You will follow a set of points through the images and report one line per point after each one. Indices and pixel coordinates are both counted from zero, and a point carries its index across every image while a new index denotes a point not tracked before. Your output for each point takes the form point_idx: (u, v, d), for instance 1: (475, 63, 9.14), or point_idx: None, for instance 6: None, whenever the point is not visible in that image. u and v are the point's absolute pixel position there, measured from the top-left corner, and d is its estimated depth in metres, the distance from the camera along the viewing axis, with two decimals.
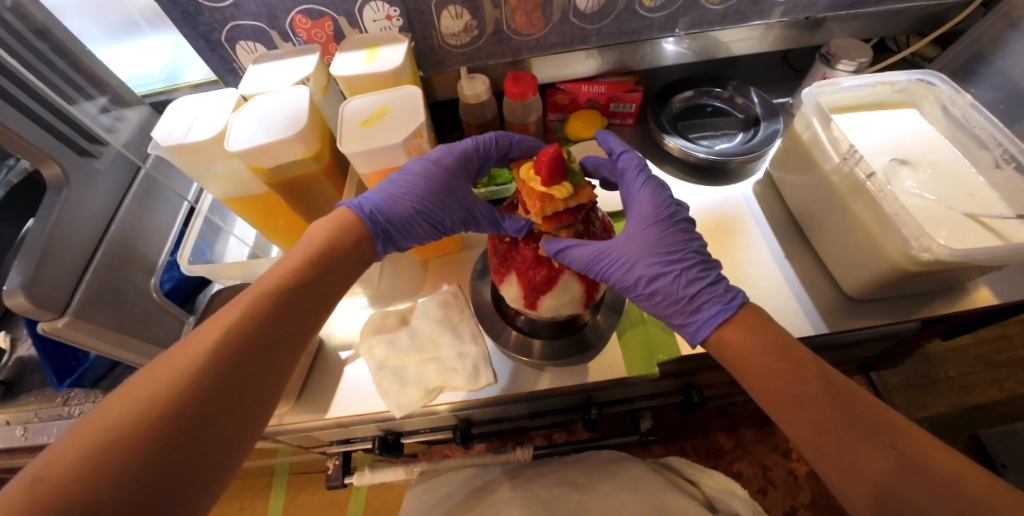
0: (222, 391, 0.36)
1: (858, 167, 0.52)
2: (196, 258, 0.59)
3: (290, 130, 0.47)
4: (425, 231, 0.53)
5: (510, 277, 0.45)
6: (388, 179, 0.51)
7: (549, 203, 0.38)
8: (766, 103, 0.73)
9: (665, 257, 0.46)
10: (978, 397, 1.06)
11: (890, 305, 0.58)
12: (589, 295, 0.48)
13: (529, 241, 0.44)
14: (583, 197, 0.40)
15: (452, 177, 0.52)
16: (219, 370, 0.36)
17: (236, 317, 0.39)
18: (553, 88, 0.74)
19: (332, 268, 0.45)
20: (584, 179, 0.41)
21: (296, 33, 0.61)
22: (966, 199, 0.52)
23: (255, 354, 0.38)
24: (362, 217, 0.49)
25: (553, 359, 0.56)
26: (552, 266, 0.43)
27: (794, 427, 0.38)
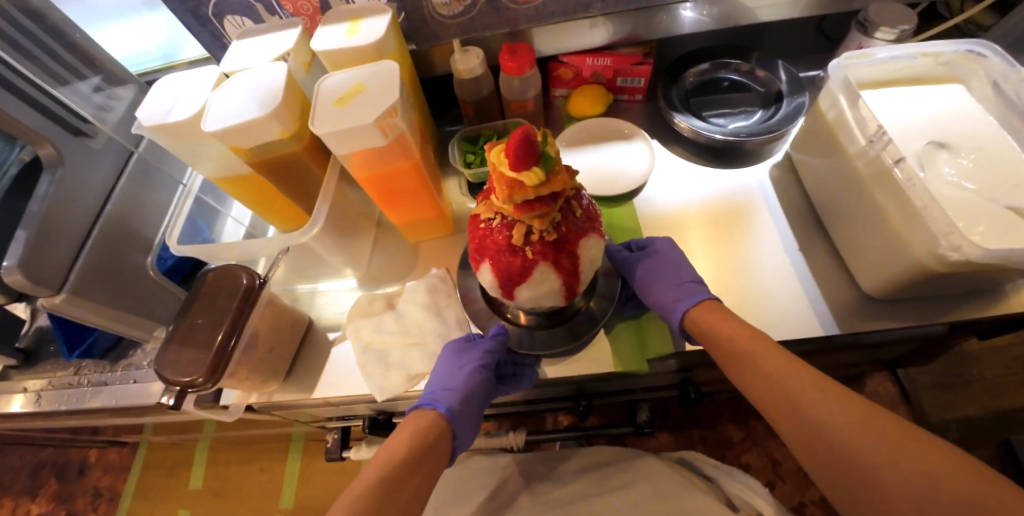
0: (404, 481, 0.41)
1: (885, 152, 0.46)
2: (187, 238, 0.59)
3: (263, 108, 0.46)
4: (479, 396, 0.52)
5: (484, 265, 0.43)
6: (431, 379, 0.52)
7: (519, 190, 0.36)
8: (792, 78, 0.65)
9: (682, 260, 0.55)
10: (1015, 400, 0.98)
11: (913, 306, 0.52)
12: (570, 287, 0.44)
13: (500, 229, 0.41)
14: (556, 184, 0.37)
15: (462, 349, 0.53)
16: (399, 481, 0.40)
17: (407, 435, 0.45)
18: (555, 61, 0.69)
19: (432, 442, 0.46)
20: (560, 164, 0.38)
21: (281, 6, 0.58)
22: (1012, 190, 0.45)
23: (419, 452, 0.44)
24: (428, 410, 0.48)
25: (533, 348, 0.54)
26: (526, 256, 0.40)
27: (784, 419, 0.39)
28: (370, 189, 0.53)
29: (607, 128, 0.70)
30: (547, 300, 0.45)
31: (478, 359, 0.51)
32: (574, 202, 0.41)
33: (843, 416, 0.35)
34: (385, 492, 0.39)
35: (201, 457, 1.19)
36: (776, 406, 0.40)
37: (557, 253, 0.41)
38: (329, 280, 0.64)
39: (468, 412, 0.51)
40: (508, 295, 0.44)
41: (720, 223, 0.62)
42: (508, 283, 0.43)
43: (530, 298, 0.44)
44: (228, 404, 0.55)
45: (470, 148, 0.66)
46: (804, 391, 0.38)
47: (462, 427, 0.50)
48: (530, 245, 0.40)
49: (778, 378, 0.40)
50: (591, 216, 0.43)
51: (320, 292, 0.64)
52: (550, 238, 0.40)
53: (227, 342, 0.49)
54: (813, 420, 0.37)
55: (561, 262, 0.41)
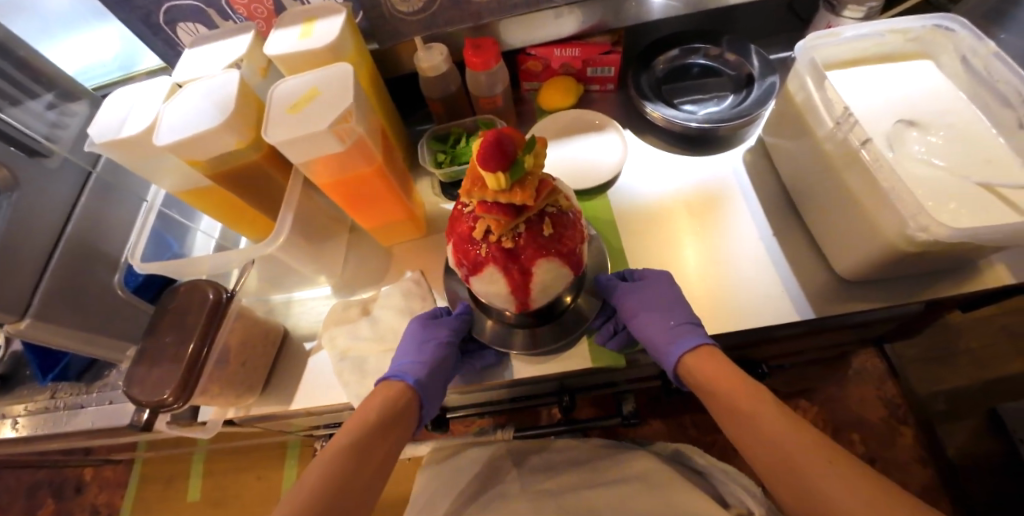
0: (367, 448, 0.43)
1: (852, 134, 0.45)
2: (158, 254, 0.58)
3: (216, 119, 0.45)
4: (445, 369, 0.53)
5: (450, 242, 0.44)
6: (399, 354, 0.54)
7: (478, 189, 0.37)
8: (764, 61, 0.64)
9: (670, 293, 0.53)
10: (998, 370, 1.00)
11: (889, 288, 0.52)
12: (522, 294, 0.44)
13: (467, 219, 0.42)
14: (516, 197, 0.35)
15: (428, 322, 0.55)
16: (361, 447, 0.43)
17: (374, 407, 0.47)
18: (523, 53, 0.68)
19: (399, 411, 0.48)
20: (530, 176, 0.36)
21: (234, 10, 0.56)
22: (981, 166, 0.45)
23: (384, 422, 0.46)
24: (396, 381, 0.50)
25: (510, 347, 0.54)
26: (480, 252, 0.41)
27: (770, 468, 0.39)
28: (333, 194, 0.52)
29: (578, 120, 0.69)
30: (497, 300, 0.45)
31: (443, 334, 0.53)
32: (548, 219, 0.40)
33: (814, 459, 0.36)
34: (357, 453, 0.43)
35: (197, 469, 1.19)
36: (769, 456, 0.39)
37: (510, 261, 0.41)
38: (304, 289, 0.63)
39: (436, 385, 0.52)
40: (463, 277, 0.46)
41: (717, 257, 0.58)
42: (463, 267, 0.44)
43: (482, 291, 0.45)
44: (206, 420, 0.55)
45: (440, 147, 0.64)
46: (794, 443, 0.38)
47: (429, 398, 0.51)
48: (485, 242, 0.40)
49: (759, 421, 0.40)
50: (565, 237, 0.42)
51: (296, 301, 0.63)
52: (506, 245, 0.40)
53: (197, 355, 0.49)
54: (786, 463, 0.37)
55: (512, 270, 0.41)
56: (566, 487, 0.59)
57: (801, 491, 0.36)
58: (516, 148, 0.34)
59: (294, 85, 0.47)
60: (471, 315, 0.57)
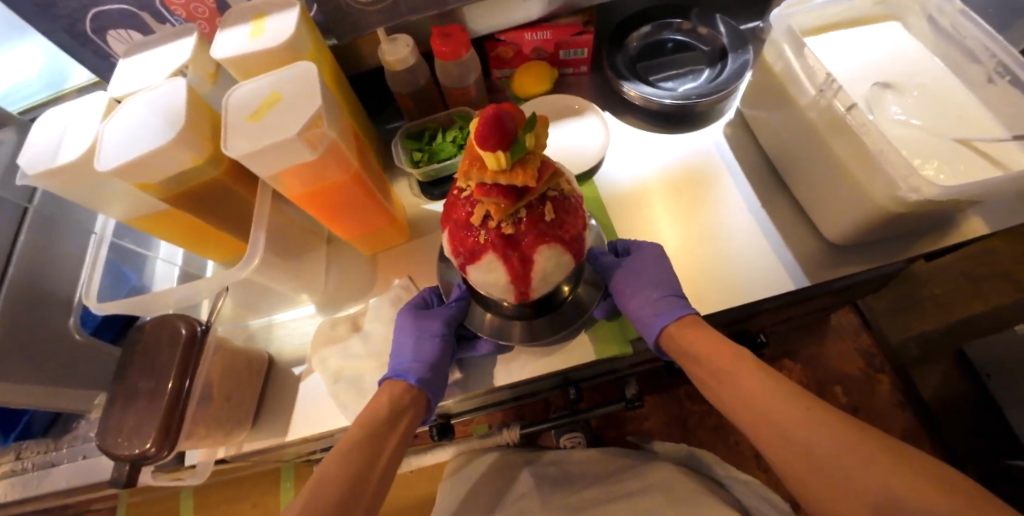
0: (369, 451, 0.42)
1: (837, 99, 0.45)
2: (115, 291, 0.53)
3: (167, 135, 0.40)
4: (446, 360, 0.51)
5: (445, 227, 0.43)
6: (397, 349, 0.51)
7: (477, 170, 0.35)
8: (734, 32, 0.64)
9: (665, 269, 0.52)
10: (962, 312, 1.06)
11: (876, 251, 0.53)
12: (522, 286, 0.42)
13: (464, 204, 0.40)
14: (517, 178, 0.34)
15: (420, 313, 0.53)
16: (362, 451, 0.42)
17: (375, 407, 0.45)
18: (493, 40, 0.65)
19: (405, 408, 0.47)
20: (532, 157, 0.35)
21: (171, 11, 0.50)
22: (955, 123, 0.46)
23: (386, 424, 0.44)
24: (399, 380, 0.48)
25: (503, 340, 0.52)
26: (478, 239, 0.39)
27: (769, 443, 0.38)
28: (306, 205, 0.49)
29: (555, 105, 0.67)
30: (497, 294, 0.43)
31: (441, 325, 0.51)
32: (550, 204, 0.38)
33: (820, 431, 0.35)
34: (366, 453, 0.42)
35: (186, 507, 1.12)
36: (765, 441, 0.39)
37: (509, 248, 0.39)
38: (285, 310, 0.59)
39: (440, 379, 0.50)
40: (460, 268, 0.44)
41: (703, 234, 0.58)
42: (459, 256, 0.42)
43: (480, 283, 0.43)
44: (195, 463, 0.51)
45: (415, 145, 0.60)
46: (795, 414, 0.37)
47: (437, 392, 0.49)
48: (485, 229, 0.39)
49: (759, 395, 0.39)
50: (567, 224, 0.40)
51: (277, 324, 0.59)
52: (505, 232, 0.38)
53: (178, 393, 0.45)
54: (792, 436, 0.36)
55: (512, 259, 0.39)
56: (590, 499, 0.58)
57: (808, 463, 0.35)
58: (516, 125, 0.33)
59: (258, 85, 0.43)
60: (466, 303, 0.55)
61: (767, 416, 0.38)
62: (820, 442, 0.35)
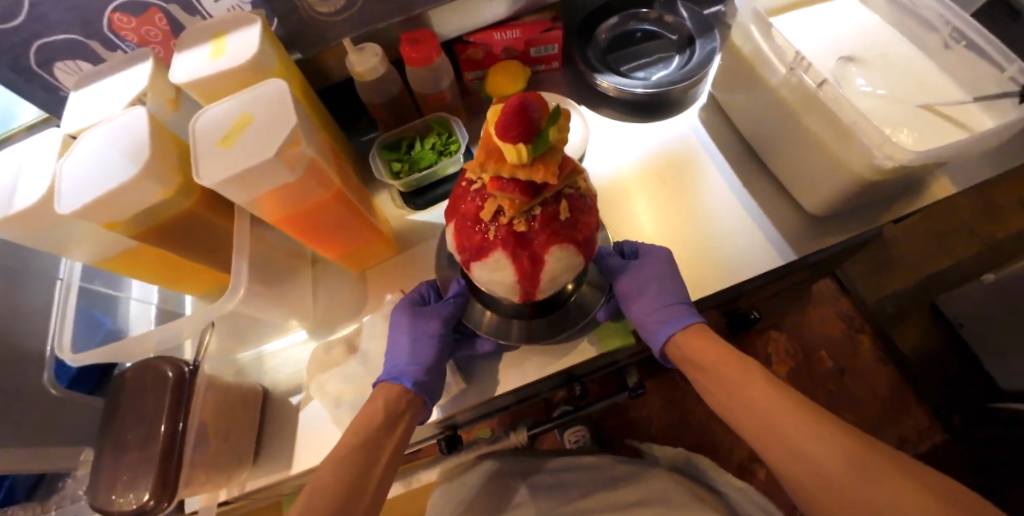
0: (366, 456, 0.43)
1: (808, 76, 0.46)
2: (88, 340, 0.49)
3: (130, 168, 0.38)
4: (442, 359, 0.51)
5: (452, 222, 0.42)
6: (393, 350, 0.50)
7: (496, 162, 0.34)
8: (698, 18, 0.65)
9: (670, 275, 0.51)
10: (930, 267, 1.11)
11: (855, 221, 0.55)
12: (529, 285, 0.41)
13: (475, 197, 0.40)
14: (538, 173, 0.33)
15: (415, 310, 0.52)
16: (356, 454, 0.42)
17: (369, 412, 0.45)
18: (461, 42, 0.64)
19: (401, 412, 0.46)
20: (554, 152, 0.34)
21: (121, 37, 0.49)
22: (918, 90, 0.49)
23: (382, 429, 0.44)
24: (394, 384, 0.47)
25: (503, 338, 0.51)
26: (488, 235, 0.38)
27: (768, 448, 0.39)
28: (289, 229, 0.47)
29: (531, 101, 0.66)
30: (500, 292, 0.43)
31: (437, 325, 0.50)
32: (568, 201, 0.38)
33: (815, 438, 0.36)
34: (364, 451, 0.43)
35: None
36: (764, 445, 0.40)
37: (520, 247, 0.38)
38: (274, 339, 0.57)
39: (437, 379, 0.50)
40: (463, 264, 0.43)
41: (686, 222, 0.59)
42: (464, 252, 0.41)
43: (484, 281, 0.42)
44: (197, 509, 0.49)
45: (393, 156, 0.59)
46: (793, 421, 0.38)
47: (433, 391, 0.49)
48: (496, 225, 0.38)
49: (758, 402, 0.41)
50: (582, 221, 0.39)
51: (267, 355, 0.57)
52: (518, 229, 0.37)
53: (174, 434, 0.43)
54: (789, 441, 0.38)
55: (523, 258, 0.39)
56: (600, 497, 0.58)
57: (804, 468, 0.36)
58: (540, 117, 0.32)
59: (231, 104, 0.41)
60: (463, 299, 0.54)
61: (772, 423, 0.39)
62: (817, 449, 0.36)
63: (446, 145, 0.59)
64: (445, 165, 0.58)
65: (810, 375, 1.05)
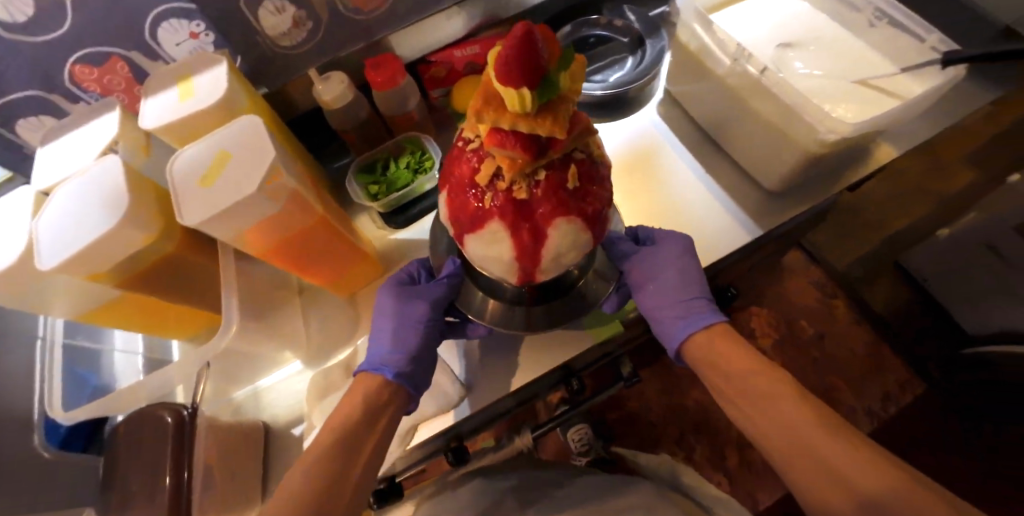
0: (347, 448, 0.42)
1: (750, 64, 0.49)
2: (78, 396, 0.48)
3: (113, 217, 0.38)
4: (430, 345, 0.52)
5: (449, 190, 0.43)
6: (380, 336, 0.52)
7: (497, 112, 0.33)
8: (645, 20, 0.69)
9: (687, 268, 0.54)
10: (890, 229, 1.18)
11: (810, 194, 0.59)
12: (528, 260, 0.42)
13: (471, 159, 0.40)
14: (541, 126, 0.33)
15: (402, 294, 0.53)
16: (339, 446, 0.42)
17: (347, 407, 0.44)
18: (423, 62, 0.66)
19: (382, 408, 0.47)
20: (556, 105, 0.34)
21: (84, 88, 0.49)
22: (854, 66, 0.53)
23: (363, 424, 0.44)
24: (376, 374, 0.48)
25: (503, 326, 0.51)
26: (486, 201, 0.39)
27: (773, 440, 0.41)
28: (276, 260, 0.48)
29: None
30: (496, 267, 0.43)
31: (423, 310, 0.51)
32: (575, 169, 0.39)
33: (821, 433, 0.38)
34: (343, 451, 0.42)
35: None
36: (771, 438, 0.41)
37: (520, 218, 0.39)
38: (268, 375, 0.56)
39: (423, 366, 0.51)
40: (460, 237, 0.44)
41: (660, 211, 0.62)
42: (462, 223, 0.42)
43: (477, 255, 0.43)
44: None
45: (369, 179, 0.60)
46: (801, 417, 0.40)
47: (419, 378, 0.50)
48: (494, 191, 0.39)
49: (768, 397, 0.42)
50: (587, 194, 0.41)
51: (263, 391, 0.56)
52: (518, 196, 0.38)
53: (180, 485, 0.43)
54: (796, 435, 0.39)
55: (522, 230, 0.40)
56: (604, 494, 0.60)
57: (809, 459, 0.38)
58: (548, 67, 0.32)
59: (204, 145, 0.42)
60: (455, 281, 0.54)
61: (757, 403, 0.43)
62: (822, 442, 0.38)
63: (420, 163, 0.61)
64: (423, 183, 0.60)
65: (791, 341, 1.15)
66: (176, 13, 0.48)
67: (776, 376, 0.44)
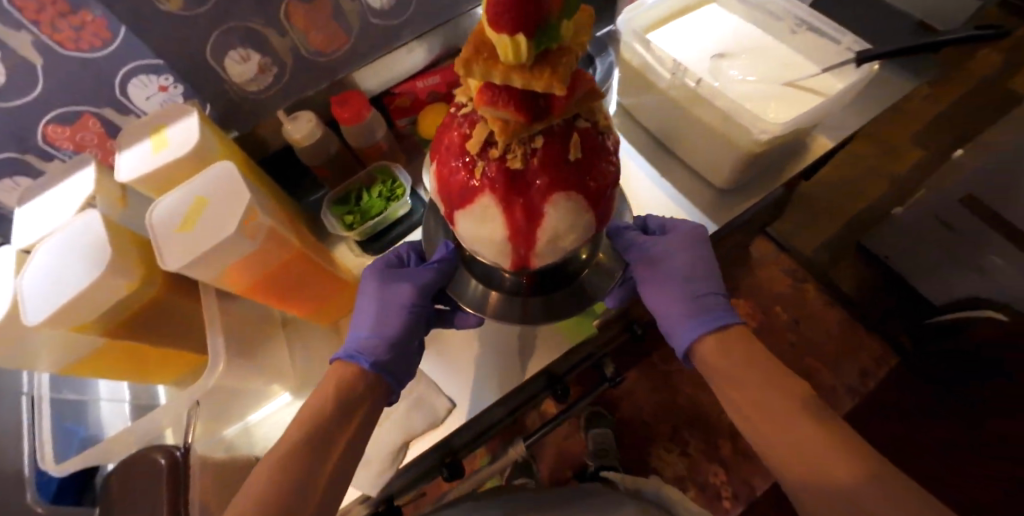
0: (321, 443, 0.42)
1: (687, 77, 0.54)
2: (66, 449, 0.48)
3: (95, 269, 0.40)
4: (411, 330, 0.54)
5: (439, 159, 0.39)
6: (364, 321, 0.54)
7: (490, 63, 0.29)
8: (593, 40, 0.74)
9: (694, 267, 0.56)
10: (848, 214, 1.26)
11: (756, 190, 0.64)
12: (524, 240, 0.38)
13: (461, 124, 0.37)
14: (539, 81, 0.28)
15: (387, 279, 0.55)
16: (310, 439, 0.42)
17: (320, 398, 0.45)
18: (388, 95, 0.69)
19: (357, 403, 0.47)
20: (558, 57, 0.29)
21: (58, 146, 0.51)
22: (782, 70, 0.58)
23: (336, 415, 0.44)
24: (351, 362, 0.50)
25: (502, 318, 0.51)
26: (477, 171, 0.35)
27: (766, 436, 0.42)
28: (260, 296, 0.50)
29: None
30: (487, 247, 0.40)
31: (407, 295, 0.54)
32: (577, 140, 0.35)
33: (812, 431, 0.39)
34: (315, 446, 0.42)
35: None
36: (765, 433, 0.42)
37: (514, 192, 0.35)
38: (259, 409, 0.57)
39: (404, 352, 0.53)
40: (449, 213, 0.40)
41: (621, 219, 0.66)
42: (451, 197, 0.38)
43: (466, 234, 0.40)
44: None
45: (344, 210, 0.62)
46: (795, 418, 0.41)
47: (397, 365, 0.52)
48: (487, 162, 0.35)
49: (763, 396, 0.43)
50: (592, 169, 0.37)
51: (254, 425, 0.56)
52: (512, 166, 0.34)
53: None
54: (789, 432, 0.40)
55: (516, 206, 0.36)
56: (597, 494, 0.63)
57: (798, 454, 0.39)
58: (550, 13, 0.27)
59: (181, 192, 0.44)
60: (445, 265, 0.55)
61: (743, 392, 0.44)
62: (810, 439, 0.39)
63: (391, 191, 0.64)
64: (396, 209, 0.63)
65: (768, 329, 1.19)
66: (144, 69, 0.50)
67: (776, 377, 0.44)
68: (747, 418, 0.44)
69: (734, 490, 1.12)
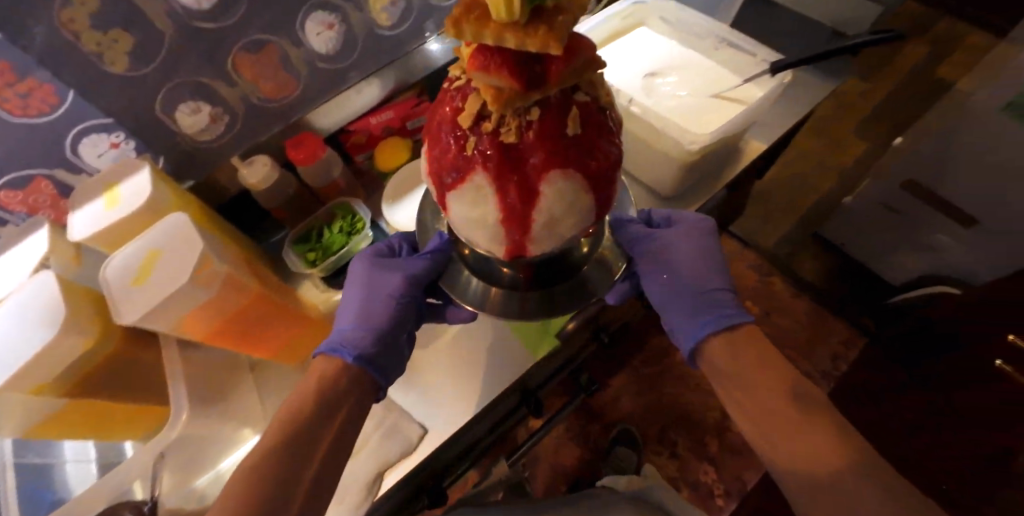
0: (298, 453, 0.42)
1: (620, 97, 0.59)
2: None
3: (48, 332, 0.40)
4: (398, 321, 0.55)
5: (433, 136, 0.38)
6: (353, 311, 0.55)
7: (482, 22, 0.28)
8: None
9: (699, 265, 0.58)
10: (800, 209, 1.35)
11: (696, 197, 0.68)
12: (519, 220, 0.38)
13: (455, 98, 0.36)
14: (531, 42, 0.27)
15: (377, 270, 0.58)
16: (285, 450, 0.41)
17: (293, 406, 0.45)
18: (343, 132, 0.72)
19: (336, 412, 0.46)
20: (553, 15, 0.27)
21: (10, 210, 0.52)
22: (710, 83, 0.63)
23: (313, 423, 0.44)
24: (333, 355, 0.50)
25: (503, 316, 0.50)
26: (471, 147, 0.35)
27: (761, 428, 0.45)
28: (221, 341, 0.51)
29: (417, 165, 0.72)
30: (481, 230, 0.40)
31: (396, 285, 0.56)
32: (575, 114, 0.33)
33: (808, 426, 0.42)
34: (294, 453, 0.42)
35: None
36: (760, 426, 0.45)
37: (508, 171, 0.35)
38: (230, 454, 0.56)
39: (390, 343, 0.54)
40: (444, 194, 0.40)
41: None
42: (444, 175, 0.38)
43: (459, 217, 0.40)
44: None
45: (306, 247, 0.64)
46: (794, 415, 0.43)
47: (382, 358, 0.53)
48: (482, 137, 0.34)
49: (765, 394, 0.46)
50: (593, 147, 0.36)
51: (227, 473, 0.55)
52: (506, 140, 0.34)
53: None
54: (785, 427, 0.43)
55: (510, 185, 0.36)
56: None
57: (790, 447, 0.42)
58: None
59: (136, 245, 0.45)
60: (435, 257, 0.56)
61: (743, 388, 0.47)
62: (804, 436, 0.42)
63: (352, 225, 0.66)
64: (358, 242, 0.65)
65: None
66: (95, 129, 0.51)
67: (775, 375, 0.47)
68: (745, 412, 0.47)
69: (726, 487, 1.13)
